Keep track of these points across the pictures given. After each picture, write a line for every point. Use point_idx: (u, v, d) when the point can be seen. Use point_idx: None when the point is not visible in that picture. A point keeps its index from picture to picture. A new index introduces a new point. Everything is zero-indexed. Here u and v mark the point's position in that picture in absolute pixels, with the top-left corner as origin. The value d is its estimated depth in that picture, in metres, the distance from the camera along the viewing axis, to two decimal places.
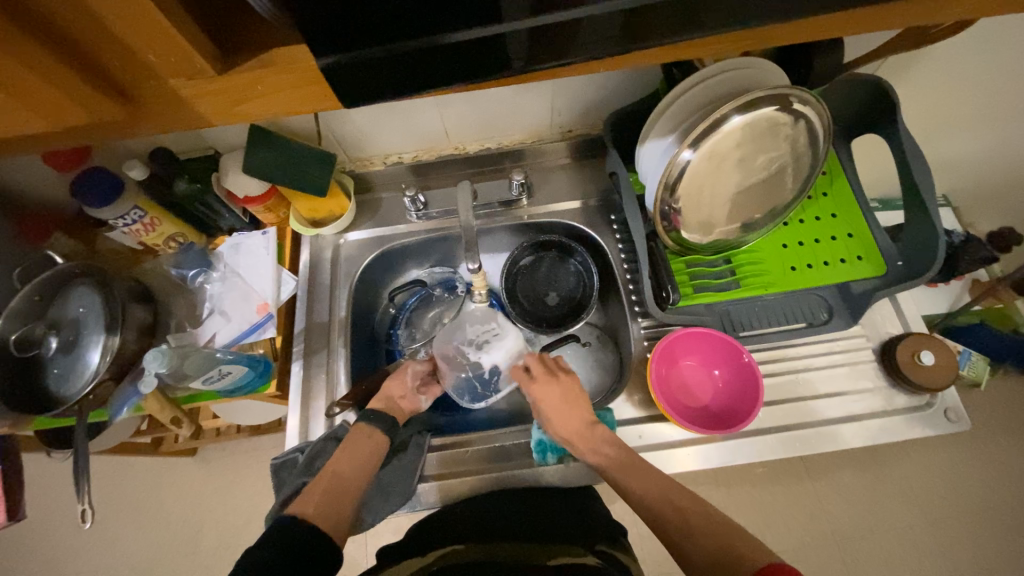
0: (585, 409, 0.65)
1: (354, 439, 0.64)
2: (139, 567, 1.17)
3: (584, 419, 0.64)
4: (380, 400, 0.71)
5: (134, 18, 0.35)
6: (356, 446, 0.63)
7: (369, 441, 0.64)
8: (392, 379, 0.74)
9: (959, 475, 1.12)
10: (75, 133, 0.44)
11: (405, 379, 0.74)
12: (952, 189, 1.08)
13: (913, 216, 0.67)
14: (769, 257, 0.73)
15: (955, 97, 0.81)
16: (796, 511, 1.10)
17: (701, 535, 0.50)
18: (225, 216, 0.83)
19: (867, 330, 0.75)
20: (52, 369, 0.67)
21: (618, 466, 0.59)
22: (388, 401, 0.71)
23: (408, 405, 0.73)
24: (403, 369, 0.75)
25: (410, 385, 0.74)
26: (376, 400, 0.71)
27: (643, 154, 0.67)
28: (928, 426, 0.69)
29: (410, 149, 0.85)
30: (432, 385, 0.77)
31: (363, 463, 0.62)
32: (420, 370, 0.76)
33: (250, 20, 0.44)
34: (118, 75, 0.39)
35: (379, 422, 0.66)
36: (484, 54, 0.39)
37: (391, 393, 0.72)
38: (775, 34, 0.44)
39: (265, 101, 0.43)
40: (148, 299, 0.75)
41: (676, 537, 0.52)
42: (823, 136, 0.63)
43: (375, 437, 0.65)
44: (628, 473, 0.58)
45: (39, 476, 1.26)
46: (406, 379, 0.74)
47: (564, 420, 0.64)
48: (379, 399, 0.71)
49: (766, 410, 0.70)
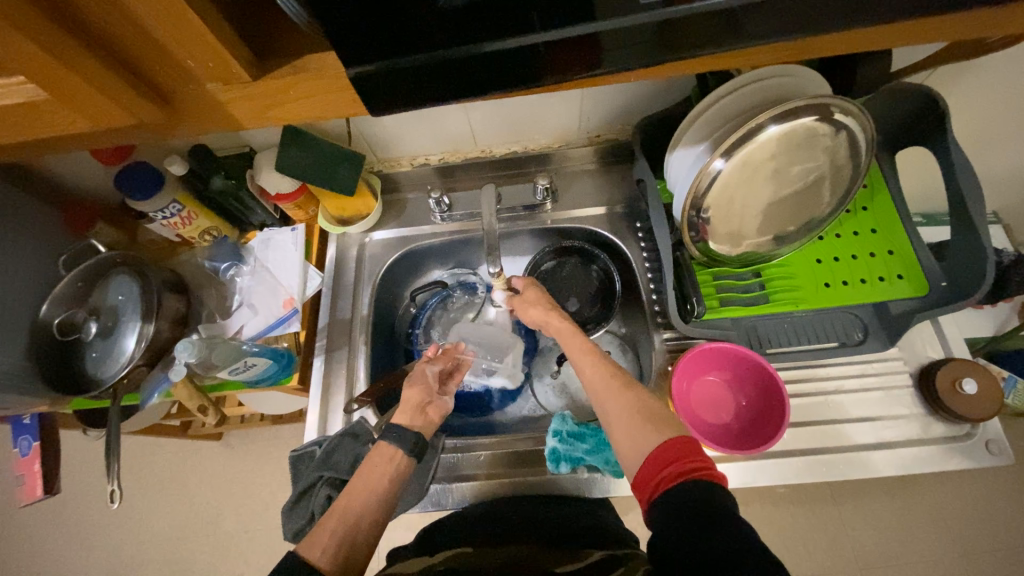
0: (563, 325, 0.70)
1: (373, 464, 0.59)
2: (163, 544, 1.22)
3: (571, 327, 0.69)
4: (405, 413, 0.65)
5: (173, 24, 0.36)
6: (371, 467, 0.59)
7: (392, 464, 0.59)
8: (411, 386, 0.68)
9: (1000, 507, 1.05)
10: (117, 134, 0.46)
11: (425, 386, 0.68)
12: (1003, 205, 1.01)
13: (960, 236, 0.63)
14: (802, 272, 0.71)
15: (1011, 110, 0.76)
16: (819, 534, 1.06)
17: (627, 419, 0.56)
18: (257, 212, 0.85)
19: (905, 353, 0.72)
20: (90, 352, 0.71)
21: (565, 346, 0.67)
22: (415, 412, 0.65)
23: (436, 407, 0.68)
24: (419, 371, 0.71)
25: (433, 389, 0.69)
26: (400, 411, 0.65)
27: (672, 161, 0.65)
28: (967, 458, 0.66)
29: (436, 151, 0.85)
30: (451, 380, 0.74)
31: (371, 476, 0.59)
32: (438, 370, 0.72)
33: (284, 27, 0.45)
34: (158, 79, 0.41)
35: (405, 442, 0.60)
36: (515, 62, 0.39)
37: (417, 402, 0.66)
38: (814, 46, 0.42)
39: (296, 107, 0.44)
40: (182, 290, 0.78)
41: (607, 415, 0.58)
42: (865, 150, 0.61)
43: (397, 459, 0.60)
44: (574, 353, 0.66)
45: (76, 453, 1.32)
46: (428, 382, 0.69)
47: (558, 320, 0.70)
48: (405, 411, 0.65)
49: (791, 431, 0.68)
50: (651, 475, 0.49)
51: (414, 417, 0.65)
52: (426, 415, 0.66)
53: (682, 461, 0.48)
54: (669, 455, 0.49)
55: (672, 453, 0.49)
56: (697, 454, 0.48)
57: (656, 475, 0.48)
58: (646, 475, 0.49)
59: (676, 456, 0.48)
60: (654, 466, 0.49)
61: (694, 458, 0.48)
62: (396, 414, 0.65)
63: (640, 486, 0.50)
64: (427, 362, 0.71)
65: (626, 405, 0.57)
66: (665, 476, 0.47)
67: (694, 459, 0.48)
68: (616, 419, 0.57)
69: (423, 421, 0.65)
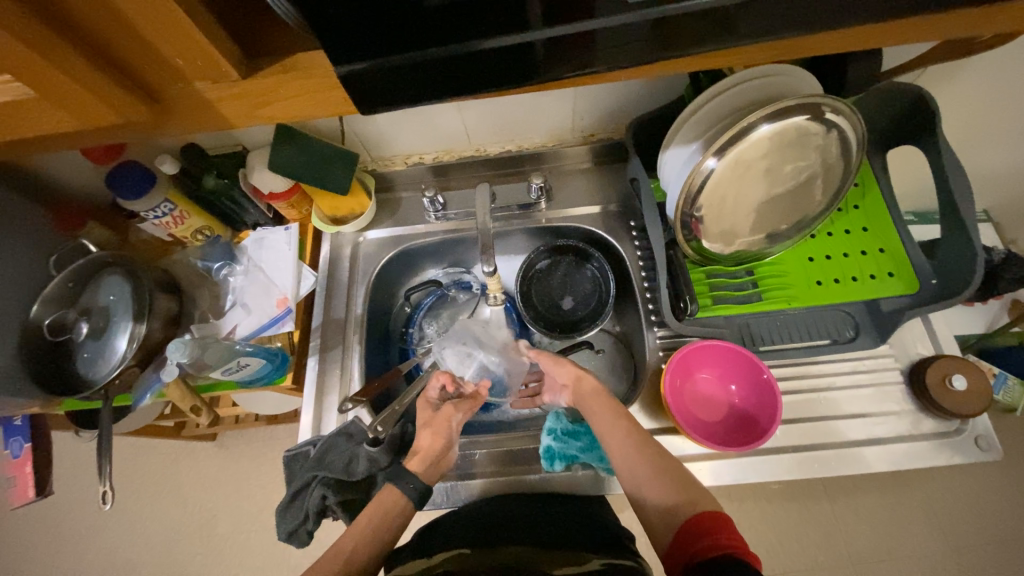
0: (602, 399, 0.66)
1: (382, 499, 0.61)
2: (156, 545, 1.21)
3: (609, 404, 0.65)
4: (423, 462, 0.65)
5: (160, 21, 0.36)
6: (376, 502, 0.61)
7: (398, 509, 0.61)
8: (433, 434, 0.66)
9: (990, 502, 1.06)
10: (105, 134, 0.45)
11: (444, 432, 0.66)
12: (992, 204, 1.03)
13: (950, 233, 0.63)
14: (794, 269, 0.71)
15: (999, 109, 0.77)
16: (811, 530, 1.07)
17: (657, 478, 0.56)
18: (250, 211, 0.85)
19: (896, 350, 0.72)
20: (82, 353, 0.70)
21: (594, 409, 0.65)
22: (433, 462, 0.66)
23: (449, 455, 0.68)
24: (443, 418, 0.68)
25: (452, 433, 0.67)
26: (416, 459, 0.65)
27: (665, 160, 0.65)
28: (955, 453, 0.66)
29: (430, 150, 0.85)
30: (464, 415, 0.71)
31: (375, 511, 0.60)
32: (462, 419, 0.69)
33: (273, 24, 0.45)
34: (145, 77, 0.41)
35: (407, 488, 0.61)
36: (509, 59, 0.39)
37: (436, 452, 0.66)
38: (806, 45, 0.42)
39: (285, 105, 0.44)
40: (174, 290, 0.77)
41: (638, 482, 0.57)
42: (856, 148, 0.61)
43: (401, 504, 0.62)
44: (603, 430, 0.63)
45: (68, 454, 1.31)
46: (449, 429, 0.67)
47: (594, 396, 0.67)
48: (420, 460, 0.65)
49: (783, 428, 0.68)
50: (687, 543, 0.48)
51: (432, 468, 0.66)
52: (439, 457, 0.66)
53: (718, 536, 0.47)
54: (705, 528, 0.48)
55: (709, 526, 0.48)
56: (733, 532, 0.47)
57: (693, 545, 0.48)
58: (680, 546, 0.49)
59: (714, 528, 0.48)
60: (691, 536, 0.49)
61: (731, 535, 0.47)
62: (412, 461, 0.65)
63: (672, 558, 0.49)
64: (454, 407, 0.69)
65: (661, 478, 0.56)
66: (701, 547, 0.47)
67: (727, 537, 0.47)
68: (646, 487, 0.56)
69: (439, 467, 0.66)
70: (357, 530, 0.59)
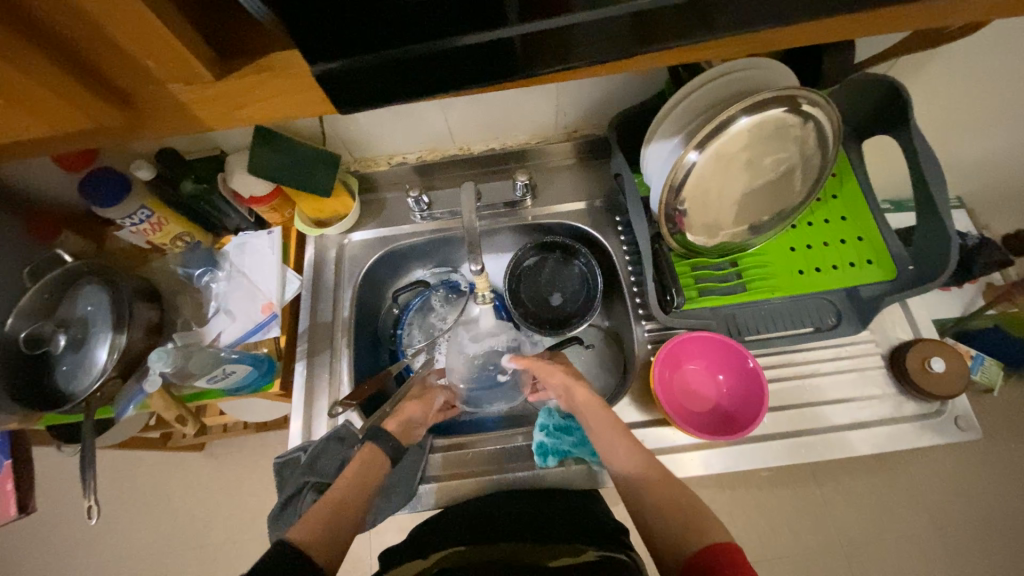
0: (597, 407, 0.67)
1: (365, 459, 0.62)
2: (145, 560, 1.19)
3: (600, 410, 0.66)
4: (398, 423, 0.69)
5: (130, 24, 0.35)
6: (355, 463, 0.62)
7: (376, 465, 0.62)
8: (416, 403, 0.73)
9: (971, 481, 1.10)
10: (73, 139, 0.44)
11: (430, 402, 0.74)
12: (966, 191, 1.05)
13: (925, 220, 0.65)
14: (777, 259, 0.72)
15: (968, 98, 0.79)
16: (801, 515, 1.09)
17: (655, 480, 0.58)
18: (230, 216, 0.83)
19: (876, 336, 0.74)
20: (59, 366, 0.68)
21: (590, 420, 0.66)
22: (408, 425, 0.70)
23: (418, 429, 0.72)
24: (428, 397, 0.76)
25: (432, 409, 0.75)
26: (393, 419, 0.69)
27: (647, 154, 0.66)
28: (937, 434, 0.68)
29: (413, 150, 0.85)
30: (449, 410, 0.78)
31: (365, 481, 0.60)
32: (441, 404, 0.77)
33: (247, 24, 0.44)
34: (115, 79, 0.40)
35: (386, 444, 0.64)
36: (487, 57, 0.39)
37: (415, 418, 0.71)
38: (777, 40, 0.43)
39: (262, 106, 0.43)
40: (155, 298, 0.76)
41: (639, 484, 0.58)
42: (831, 139, 0.62)
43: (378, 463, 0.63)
44: (602, 433, 0.64)
45: (50, 471, 1.28)
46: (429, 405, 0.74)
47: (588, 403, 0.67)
48: (398, 421, 0.69)
49: (771, 417, 0.69)
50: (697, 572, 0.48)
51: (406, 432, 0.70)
52: (411, 425, 0.71)
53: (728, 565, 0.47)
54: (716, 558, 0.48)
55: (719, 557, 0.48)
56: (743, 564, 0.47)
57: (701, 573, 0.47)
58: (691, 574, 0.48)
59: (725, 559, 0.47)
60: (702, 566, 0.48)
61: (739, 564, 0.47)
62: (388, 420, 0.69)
63: None
64: (440, 391, 0.77)
65: (660, 484, 0.58)
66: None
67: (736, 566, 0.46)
68: (648, 488, 0.58)
69: (410, 438, 0.69)
70: (342, 487, 0.58)
